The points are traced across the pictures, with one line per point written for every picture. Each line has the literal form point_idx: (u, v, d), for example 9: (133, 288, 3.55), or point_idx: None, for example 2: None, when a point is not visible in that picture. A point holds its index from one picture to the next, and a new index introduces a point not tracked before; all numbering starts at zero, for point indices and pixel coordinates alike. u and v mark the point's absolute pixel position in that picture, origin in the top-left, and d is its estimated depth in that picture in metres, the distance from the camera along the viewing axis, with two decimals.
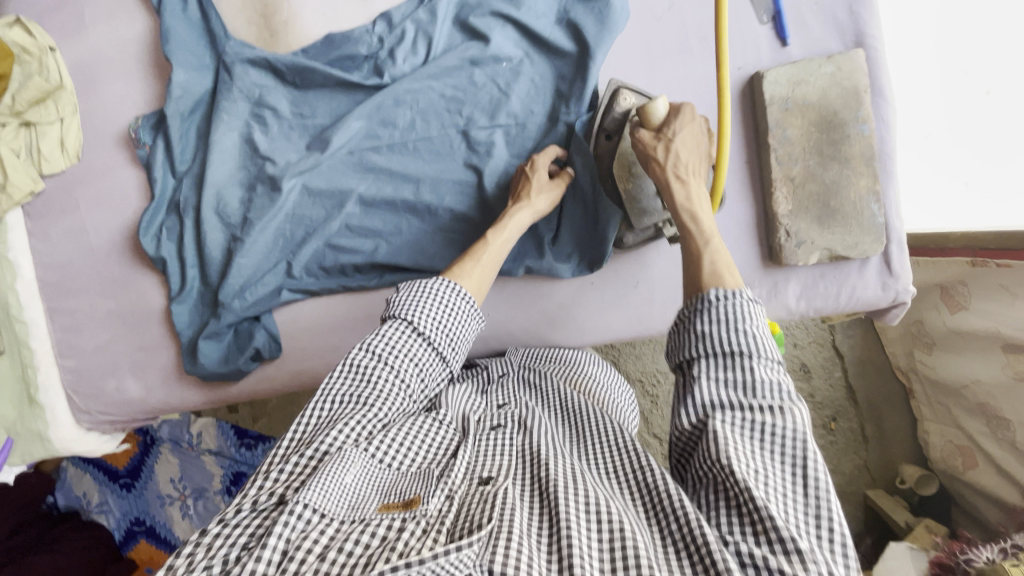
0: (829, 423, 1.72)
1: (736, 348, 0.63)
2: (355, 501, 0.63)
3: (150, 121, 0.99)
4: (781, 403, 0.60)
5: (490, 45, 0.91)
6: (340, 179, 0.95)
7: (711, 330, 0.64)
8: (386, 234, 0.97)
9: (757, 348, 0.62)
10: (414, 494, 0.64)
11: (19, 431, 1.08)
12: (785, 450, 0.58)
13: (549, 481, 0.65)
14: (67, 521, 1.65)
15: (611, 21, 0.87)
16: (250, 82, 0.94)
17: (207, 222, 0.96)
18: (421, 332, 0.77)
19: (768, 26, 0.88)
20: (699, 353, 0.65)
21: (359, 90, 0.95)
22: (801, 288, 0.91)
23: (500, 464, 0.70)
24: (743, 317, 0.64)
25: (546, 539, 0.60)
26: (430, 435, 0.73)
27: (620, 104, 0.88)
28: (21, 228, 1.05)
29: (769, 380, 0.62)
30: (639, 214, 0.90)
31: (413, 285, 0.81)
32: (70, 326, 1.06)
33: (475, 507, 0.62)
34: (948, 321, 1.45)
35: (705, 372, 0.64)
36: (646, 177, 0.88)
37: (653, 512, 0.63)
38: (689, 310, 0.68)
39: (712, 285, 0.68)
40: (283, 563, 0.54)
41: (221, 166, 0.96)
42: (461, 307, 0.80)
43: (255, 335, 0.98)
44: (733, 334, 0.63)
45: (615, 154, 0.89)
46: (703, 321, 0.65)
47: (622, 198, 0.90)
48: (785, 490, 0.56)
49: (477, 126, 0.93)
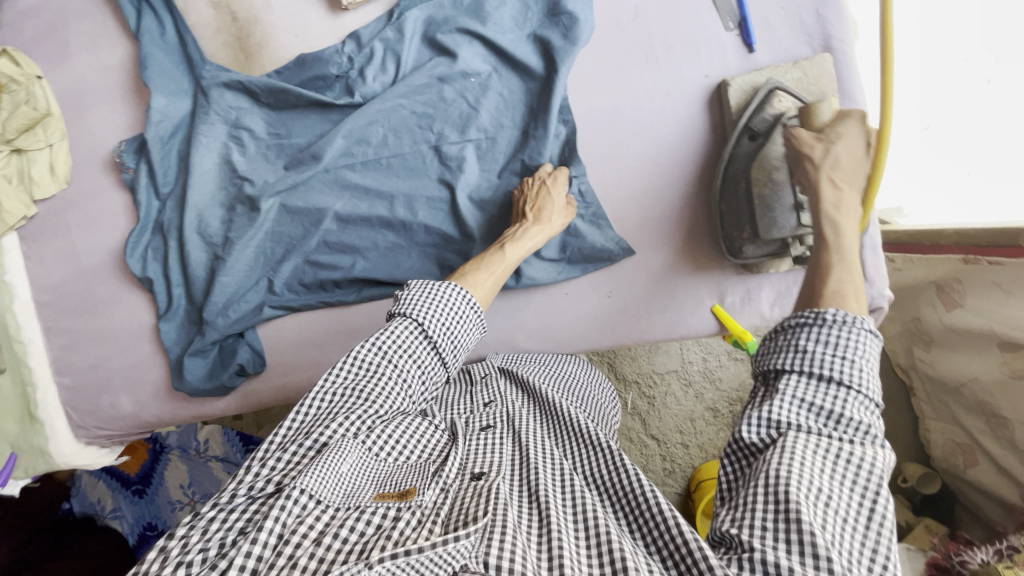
0: None
1: (837, 375, 0.59)
2: (350, 491, 0.64)
3: (133, 145, 1.01)
4: (869, 440, 0.58)
5: (457, 61, 0.92)
6: (317, 197, 0.96)
7: (816, 349, 0.61)
8: (363, 250, 0.98)
9: (864, 382, 0.59)
10: (410, 486, 0.66)
11: (21, 447, 1.12)
12: (857, 481, 0.56)
13: (542, 483, 0.68)
14: (81, 528, 1.68)
15: (577, 34, 0.87)
16: (228, 106, 0.97)
17: (190, 243, 0.99)
18: (429, 335, 0.72)
19: (734, 33, 0.87)
20: (793, 369, 0.62)
21: (333, 110, 0.96)
22: (775, 294, 0.91)
23: (492, 461, 0.72)
24: (854, 344, 0.60)
25: (536, 531, 0.63)
26: (424, 436, 0.75)
27: (774, 105, 0.82)
28: (16, 251, 1.09)
29: (864, 416, 0.59)
30: (769, 224, 0.82)
31: (424, 284, 0.75)
32: (66, 345, 1.10)
33: (470, 500, 0.65)
34: (944, 318, 1.42)
35: (795, 391, 0.61)
36: (788, 186, 0.80)
37: (632, 522, 0.68)
38: (796, 321, 0.64)
39: (833, 304, 0.63)
40: (278, 547, 0.56)
41: (202, 187, 0.98)
42: (467, 315, 0.75)
43: (239, 351, 1.01)
44: (835, 358, 0.60)
45: (756, 155, 0.82)
46: (809, 337, 0.62)
47: (753, 203, 0.83)
48: (845, 516, 0.55)
49: (448, 142, 0.94)
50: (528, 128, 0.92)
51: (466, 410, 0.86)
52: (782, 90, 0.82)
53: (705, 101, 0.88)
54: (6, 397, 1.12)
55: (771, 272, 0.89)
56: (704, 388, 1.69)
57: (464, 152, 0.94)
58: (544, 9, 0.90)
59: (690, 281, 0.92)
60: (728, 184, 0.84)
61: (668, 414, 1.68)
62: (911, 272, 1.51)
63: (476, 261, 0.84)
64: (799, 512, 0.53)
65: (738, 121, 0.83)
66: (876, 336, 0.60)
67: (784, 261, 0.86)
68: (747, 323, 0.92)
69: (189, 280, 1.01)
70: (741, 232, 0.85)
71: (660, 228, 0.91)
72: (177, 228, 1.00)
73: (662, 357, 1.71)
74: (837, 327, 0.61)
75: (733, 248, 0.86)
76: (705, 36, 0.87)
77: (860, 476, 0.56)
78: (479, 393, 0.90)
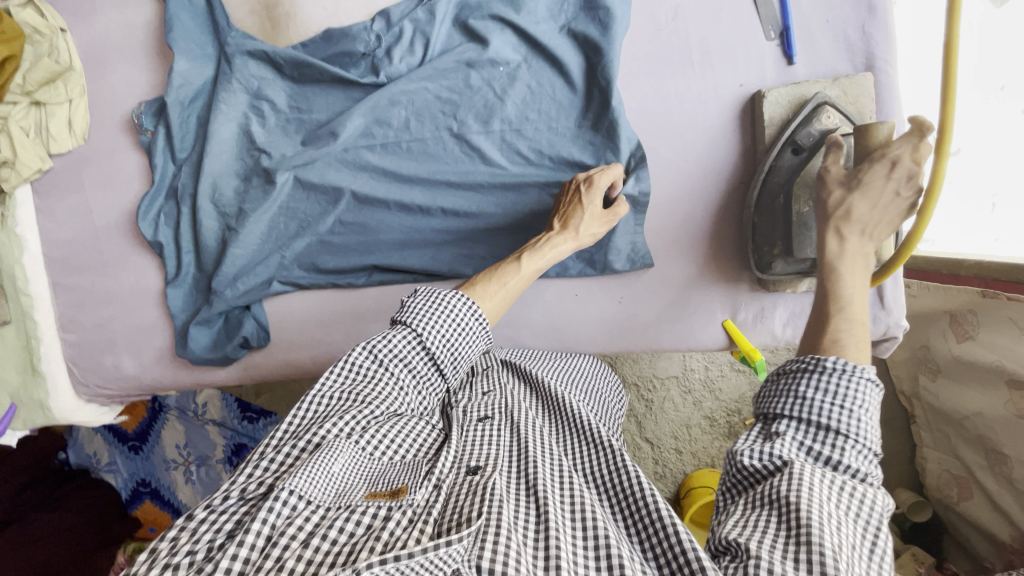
0: None
1: (836, 424, 0.60)
2: (343, 489, 0.63)
3: (153, 108, 1.00)
4: (869, 476, 0.59)
5: (488, 49, 0.89)
6: (334, 175, 0.95)
7: (815, 397, 0.61)
8: (377, 233, 0.97)
9: (860, 431, 0.60)
10: (402, 484, 0.65)
11: (22, 398, 1.14)
12: (860, 512, 0.56)
13: (539, 482, 0.67)
14: (77, 479, 1.72)
15: (614, 31, 0.84)
16: (250, 75, 0.95)
17: (204, 211, 0.98)
18: (426, 344, 0.72)
19: (774, 43, 0.84)
20: (794, 417, 0.62)
21: (357, 88, 0.95)
22: (788, 314, 0.89)
23: (488, 455, 0.71)
24: (857, 392, 0.60)
25: (532, 531, 0.62)
26: (418, 433, 0.74)
27: (821, 122, 0.78)
28: (29, 204, 1.09)
29: (861, 458, 0.60)
30: (803, 242, 0.77)
31: (430, 293, 0.74)
32: (72, 302, 1.10)
33: (464, 499, 0.63)
34: (954, 349, 1.41)
35: (795, 437, 0.62)
36: None
37: (632, 520, 0.67)
38: (797, 368, 0.64)
39: (833, 353, 0.64)
40: (266, 549, 0.55)
41: (218, 156, 0.97)
42: (471, 325, 0.73)
43: (244, 324, 1.00)
44: (836, 405, 0.60)
45: (800, 170, 0.78)
46: (809, 384, 0.62)
47: (790, 218, 0.79)
48: (853, 542, 0.55)
49: (470, 131, 0.92)
50: (553, 123, 0.90)
51: (466, 397, 0.85)
52: (831, 106, 0.79)
53: (738, 111, 0.85)
54: (12, 349, 1.13)
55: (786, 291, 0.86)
56: (703, 397, 1.68)
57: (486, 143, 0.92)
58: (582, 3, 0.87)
59: (705, 294, 0.91)
60: (765, 197, 0.81)
61: (665, 419, 1.68)
62: (924, 300, 1.49)
63: (496, 270, 0.81)
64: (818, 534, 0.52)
65: (783, 132, 0.79)
66: (876, 385, 0.61)
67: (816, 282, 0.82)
68: (757, 341, 0.91)
69: (199, 249, 1.00)
70: (772, 247, 0.81)
71: (679, 238, 0.89)
72: (192, 195, 0.99)
73: (664, 363, 1.69)
74: (838, 375, 0.61)
75: (762, 262, 0.82)
76: (744, 43, 0.84)
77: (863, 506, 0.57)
78: (479, 384, 0.88)
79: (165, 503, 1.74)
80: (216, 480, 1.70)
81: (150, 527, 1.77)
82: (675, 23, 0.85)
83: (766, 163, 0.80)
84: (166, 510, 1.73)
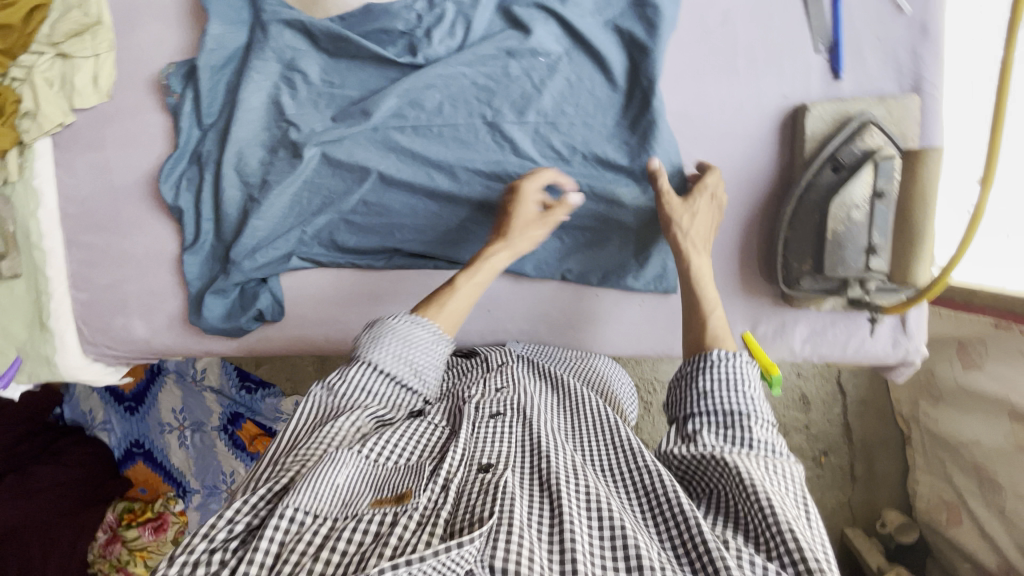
0: (818, 456, 1.72)
1: (738, 407, 0.67)
2: (348, 498, 0.62)
3: (183, 70, 0.98)
4: (775, 445, 0.66)
5: (530, 38, 0.88)
6: (362, 154, 0.94)
7: (713, 388, 0.69)
8: (401, 216, 0.96)
9: (756, 408, 0.68)
10: (407, 487, 0.64)
11: (28, 352, 1.14)
12: (774, 463, 0.64)
13: (554, 480, 0.66)
14: (70, 435, 1.71)
15: (662, 32, 0.83)
16: (284, 45, 0.93)
17: (227, 179, 0.97)
18: (386, 370, 0.76)
19: (822, 57, 0.83)
20: (703, 413, 0.69)
21: (392, 67, 0.93)
22: (809, 331, 0.88)
23: (498, 454, 0.70)
24: (741, 378, 0.70)
25: (547, 529, 0.61)
26: (422, 435, 0.73)
27: (863, 142, 0.77)
28: (48, 157, 1.07)
29: (766, 437, 0.66)
30: (834, 262, 0.77)
31: (374, 323, 0.80)
32: (86, 260, 1.09)
33: (476, 498, 0.62)
34: (959, 377, 1.42)
35: (710, 426, 0.68)
36: (864, 228, 0.76)
37: (652, 512, 0.65)
38: (692, 369, 0.73)
39: (713, 346, 0.74)
40: (276, 566, 0.54)
41: (246, 125, 0.95)
42: (424, 339, 0.79)
43: (260, 297, 1.00)
44: (733, 394, 0.68)
45: (838, 189, 0.77)
46: (707, 378, 0.71)
47: (824, 237, 0.77)
48: (782, 487, 0.62)
49: (505, 121, 0.91)
50: (589, 119, 0.89)
51: (478, 393, 0.84)
52: (876, 126, 0.78)
53: (778, 123, 0.84)
54: (23, 303, 1.13)
55: (809, 308, 0.86)
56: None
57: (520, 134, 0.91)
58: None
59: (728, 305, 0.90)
60: (800, 212, 0.79)
61: (662, 422, 1.69)
62: (934, 326, 1.49)
63: (441, 299, 0.84)
64: (772, 504, 0.57)
65: (823, 150, 0.77)
66: (755, 367, 0.71)
67: (840, 302, 0.82)
68: (775, 355, 0.90)
69: (220, 217, 0.99)
70: (801, 263, 0.80)
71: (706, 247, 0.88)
72: (216, 162, 0.98)
73: (667, 367, 1.69)
74: (724, 362, 0.71)
75: (790, 277, 0.81)
76: (792, 55, 0.83)
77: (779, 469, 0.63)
78: (492, 379, 0.88)
79: (158, 465, 1.74)
80: (211, 446, 1.70)
81: (139, 489, 1.74)
82: (723, 27, 0.84)
83: (805, 179, 0.78)
84: (159, 472, 1.73)
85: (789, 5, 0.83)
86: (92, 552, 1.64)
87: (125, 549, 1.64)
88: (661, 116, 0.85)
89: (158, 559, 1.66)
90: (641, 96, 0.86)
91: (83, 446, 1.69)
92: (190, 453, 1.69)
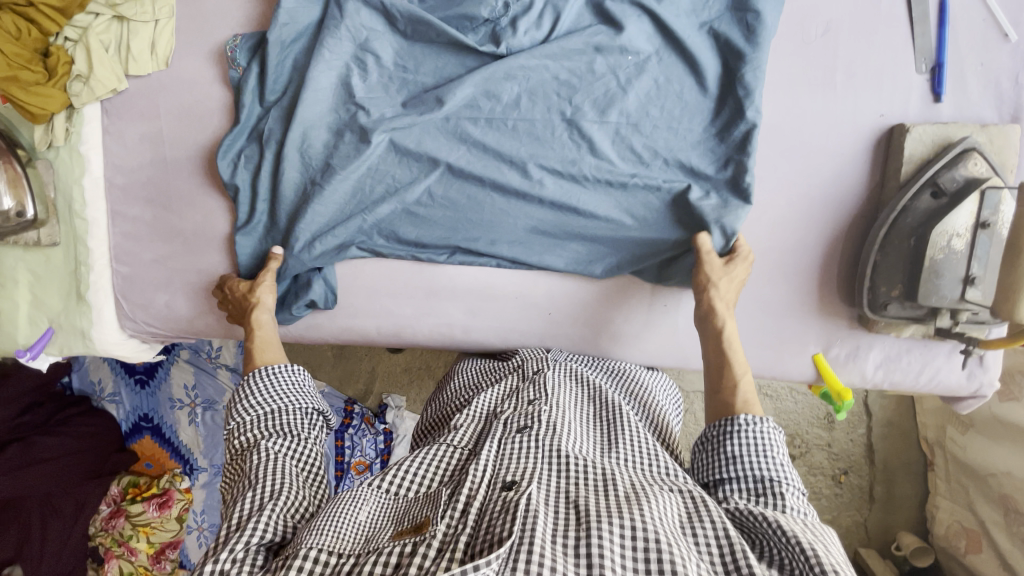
0: (838, 475, 1.70)
1: (766, 473, 0.66)
2: (369, 534, 0.67)
3: (250, 43, 0.95)
4: (806, 512, 0.64)
5: (620, 36, 0.84)
6: (432, 144, 0.90)
7: (741, 454, 0.68)
8: (468, 211, 0.92)
9: (785, 474, 0.66)
10: (425, 516, 0.65)
11: (61, 323, 1.10)
12: (810, 524, 0.61)
13: (580, 499, 0.64)
14: (77, 405, 1.66)
15: (762, 40, 0.80)
16: (358, 23, 0.89)
17: (289, 160, 0.93)
18: (276, 415, 0.81)
19: (924, 77, 0.81)
20: (730, 479, 0.67)
21: (471, 55, 0.89)
22: (883, 357, 0.86)
23: (521, 470, 0.69)
24: (769, 444, 0.68)
25: (572, 539, 0.59)
26: (441, 459, 0.76)
27: (965, 169, 0.75)
28: (97, 123, 1.03)
29: (797, 501, 0.65)
30: (928, 291, 0.75)
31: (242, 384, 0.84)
32: (130, 232, 1.05)
33: (497, 516, 0.61)
34: (995, 408, 1.41)
35: (736, 493, 0.66)
36: (964, 260, 0.74)
37: (691, 520, 0.62)
38: (718, 431, 0.72)
39: (743, 411, 0.72)
40: None
41: (313, 105, 0.91)
42: (290, 381, 0.85)
43: (313, 285, 0.96)
44: (761, 458, 0.67)
45: (937, 216, 0.75)
46: (734, 443, 0.69)
47: (918, 263, 0.76)
48: (824, 543, 0.58)
49: (584, 119, 0.86)
50: (674, 124, 0.85)
51: (511, 408, 0.84)
52: (978, 153, 0.76)
53: (872, 143, 0.82)
54: (60, 273, 1.09)
55: (888, 334, 0.84)
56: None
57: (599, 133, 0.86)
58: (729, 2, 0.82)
59: (802, 325, 0.88)
60: (892, 237, 0.77)
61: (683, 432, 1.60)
62: None
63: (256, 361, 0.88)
64: (817, 552, 0.55)
65: (924, 173, 0.76)
66: (782, 437, 0.70)
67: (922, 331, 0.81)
68: (845, 378, 0.89)
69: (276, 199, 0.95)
70: (890, 288, 0.78)
71: (786, 264, 0.86)
72: (276, 141, 0.94)
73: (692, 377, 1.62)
74: (750, 428, 0.70)
75: (876, 302, 0.79)
76: (892, 74, 0.81)
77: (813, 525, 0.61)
78: (526, 392, 0.88)
79: (166, 441, 1.70)
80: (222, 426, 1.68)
81: (144, 463, 1.72)
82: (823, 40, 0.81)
83: (901, 203, 0.76)
84: (167, 448, 1.69)
85: (895, 22, 0.80)
86: (93, 526, 1.62)
87: (128, 524, 1.61)
88: (752, 128, 0.82)
89: (162, 535, 1.64)
90: (732, 105, 0.83)
91: (90, 417, 1.64)
92: (200, 432, 1.67)
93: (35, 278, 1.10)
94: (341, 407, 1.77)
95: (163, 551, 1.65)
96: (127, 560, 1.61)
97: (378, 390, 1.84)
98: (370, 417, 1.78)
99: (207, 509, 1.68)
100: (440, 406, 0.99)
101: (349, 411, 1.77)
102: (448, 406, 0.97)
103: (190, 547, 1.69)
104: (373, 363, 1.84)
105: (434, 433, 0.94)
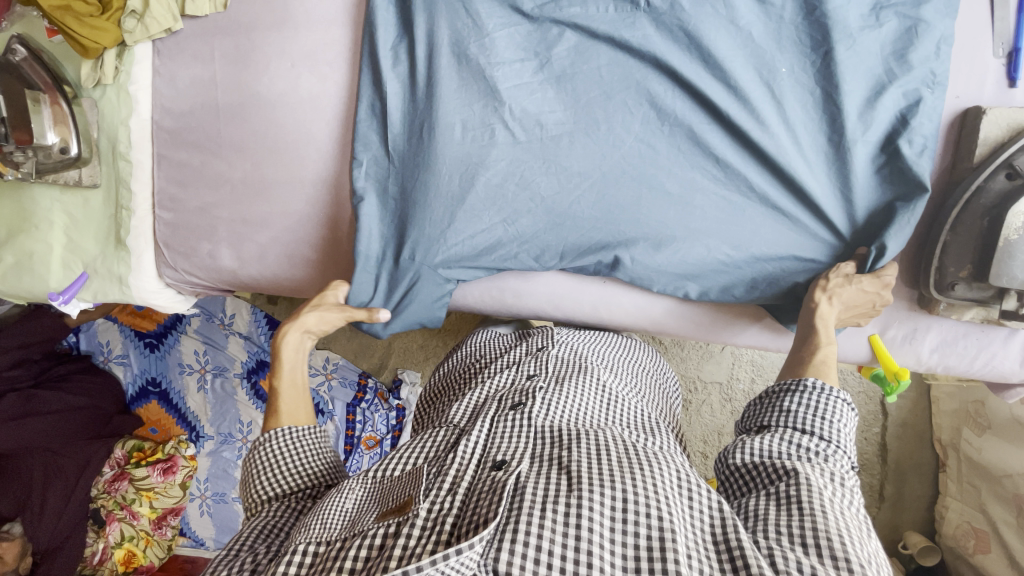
0: (875, 489, 1.55)
1: (819, 432, 0.69)
2: (355, 517, 0.67)
3: (363, 84, 0.92)
4: (848, 481, 0.66)
5: (782, 21, 0.80)
6: (572, 154, 0.88)
7: (798, 410, 0.72)
8: (659, 213, 0.88)
9: (842, 441, 0.69)
10: (408, 498, 0.65)
11: (96, 269, 1.09)
12: (845, 483, 0.65)
13: (573, 466, 0.65)
14: (84, 364, 1.61)
15: (849, 10, 0.78)
16: (509, 58, 0.86)
17: (407, 166, 0.93)
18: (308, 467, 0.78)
19: (1000, 62, 0.81)
20: (781, 426, 0.72)
21: (569, 55, 0.85)
22: (939, 341, 0.91)
23: (513, 450, 0.71)
24: (831, 411, 0.71)
25: (562, 505, 0.60)
26: (431, 438, 0.77)
27: None
28: (147, 62, 1.02)
29: (842, 465, 0.68)
30: (999, 273, 0.78)
31: (276, 436, 0.80)
32: (177, 179, 1.04)
33: (484, 497, 0.63)
34: (1014, 409, 1.29)
35: (781, 435, 0.70)
36: None
37: (687, 484, 0.64)
38: (781, 388, 0.75)
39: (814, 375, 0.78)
40: None
41: (454, 98, 0.89)
42: (300, 440, 0.80)
43: (390, 216, 0.96)
44: (816, 420, 0.70)
45: (1013, 195, 0.77)
46: (793, 400, 0.73)
47: (992, 244, 0.79)
48: (851, 515, 0.61)
49: (738, 120, 0.82)
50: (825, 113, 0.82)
51: (510, 384, 0.87)
52: None
53: (945, 124, 0.83)
54: (95, 215, 1.08)
55: (948, 318, 0.88)
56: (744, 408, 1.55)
57: (735, 146, 0.85)
58: (902, 25, 0.78)
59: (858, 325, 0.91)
60: (965, 215, 0.80)
61: (698, 422, 1.58)
62: None
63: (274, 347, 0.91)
64: (842, 543, 0.55)
65: (1000, 154, 0.77)
66: (844, 402, 0.72)
67: (993, 311, 0.84)
68: (899, 360, 0.94)
69: (403, 216, 0.95)
70: (959, 269, 0.82)
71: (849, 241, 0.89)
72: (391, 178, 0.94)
73: (712, 367, 1.58)
74: (817, 393, 0.72)
75: (943, 282, 0.83)
76: (969, 56, 0.81)
77: (845, 490, 0.64)
78: (527, 365, 0.92)
79: (173, 407, 1.64)
80: (231, 395, 1.61)
81: (150, 428, 1.64)
82: (919, 9, 0.77)
83: (975, 184, 0.79)
84: (174, 414, 1.64)
85: (974, 5, 0.80)
86: (96, 488, 1.55)
87: (131, 487, 1.54)
88: (849, 89, 0.80)
89: (164, 502, 1.56)
90: (873, 224, 0.86)
91: (98, 376, 1.58)
92: (209, 400, 1.61)
93: (71, 221, 1.08)
94: (355, 380, 1.68)
95: (164, 517, 1.58)
96: (128, 524, 1.54)
97: (393, 365, 1.77)
98: (384, 392, 1.70)
99: (211, 476, 1.61)
100: (446, 376, 1.03)
101: (363, 385, 1.70)
102: (454, 376, 1.01)
103: (192, 516, 1.62)
104: (389, 338, 1.77)
105: (438, 403, 0.98)
